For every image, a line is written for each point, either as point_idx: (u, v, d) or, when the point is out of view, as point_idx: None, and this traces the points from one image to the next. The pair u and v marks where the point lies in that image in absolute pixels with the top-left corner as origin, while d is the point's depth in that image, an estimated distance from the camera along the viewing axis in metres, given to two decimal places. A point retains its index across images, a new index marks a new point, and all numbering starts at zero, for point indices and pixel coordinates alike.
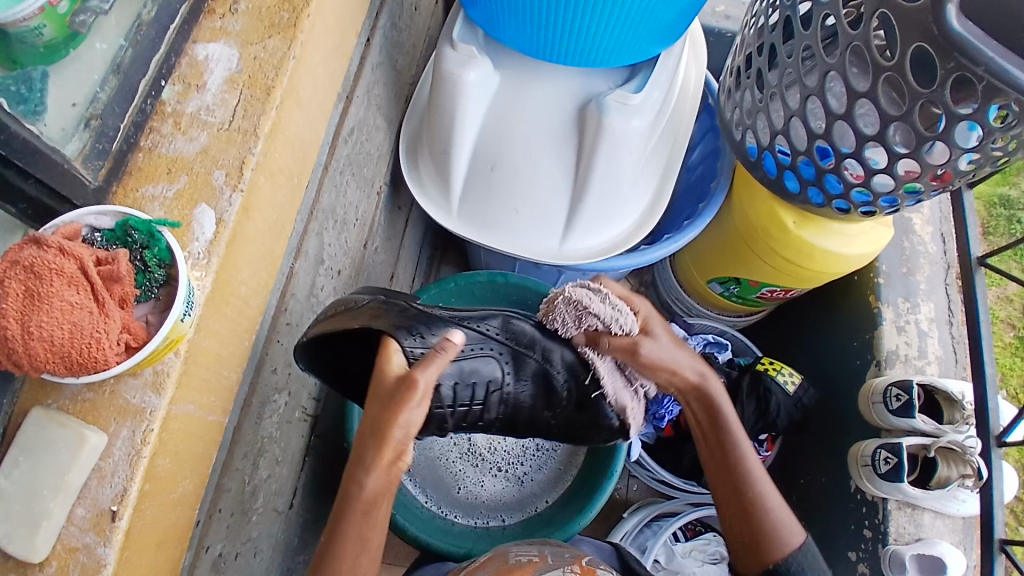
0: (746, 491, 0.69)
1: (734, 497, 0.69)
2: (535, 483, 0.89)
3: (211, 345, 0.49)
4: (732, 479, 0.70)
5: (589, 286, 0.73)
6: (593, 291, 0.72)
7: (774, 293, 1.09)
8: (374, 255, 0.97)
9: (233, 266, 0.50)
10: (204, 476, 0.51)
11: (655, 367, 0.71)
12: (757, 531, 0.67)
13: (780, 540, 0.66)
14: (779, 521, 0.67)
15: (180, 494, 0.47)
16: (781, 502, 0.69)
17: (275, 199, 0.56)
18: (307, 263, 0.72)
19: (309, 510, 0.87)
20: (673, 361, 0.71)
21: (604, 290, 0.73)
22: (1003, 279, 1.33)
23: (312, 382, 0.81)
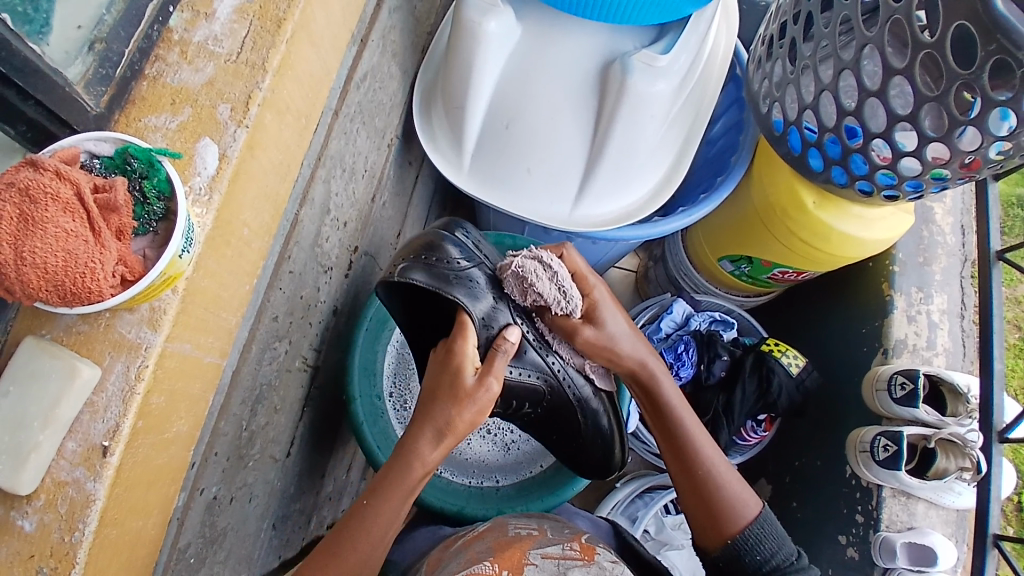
0: (695, 469, 0.70)
1: (684, 474, 0.70)
2: (520, 452, 0.88)
3: (210, 285, 0.47)
4: (681, 455, 0.71)
5: (542, 258, 0.68)
6: (541, 266, 0.68)
7: (786, 274, 1.07)
8: (381, 210, 0.95)
9: (235, 206, 0.49)
10: (200, 418, 0.50)
11: (596, 350, 0.72)
12: (712, 504, 0.68)
13: (733, 510, 0.67)
14: (730, 493, 0.68)
15: (175, 434, 0.47)
16: (732, 473, 0.70)
17: (282, 139, 0.54)
18: (312, 211, 0.70)
19: (307, 459, 0.88)
20: (612, 346, 0.71)
21: (554, 266, 0.68)
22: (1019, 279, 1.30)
23: (313, 333, 0.80)
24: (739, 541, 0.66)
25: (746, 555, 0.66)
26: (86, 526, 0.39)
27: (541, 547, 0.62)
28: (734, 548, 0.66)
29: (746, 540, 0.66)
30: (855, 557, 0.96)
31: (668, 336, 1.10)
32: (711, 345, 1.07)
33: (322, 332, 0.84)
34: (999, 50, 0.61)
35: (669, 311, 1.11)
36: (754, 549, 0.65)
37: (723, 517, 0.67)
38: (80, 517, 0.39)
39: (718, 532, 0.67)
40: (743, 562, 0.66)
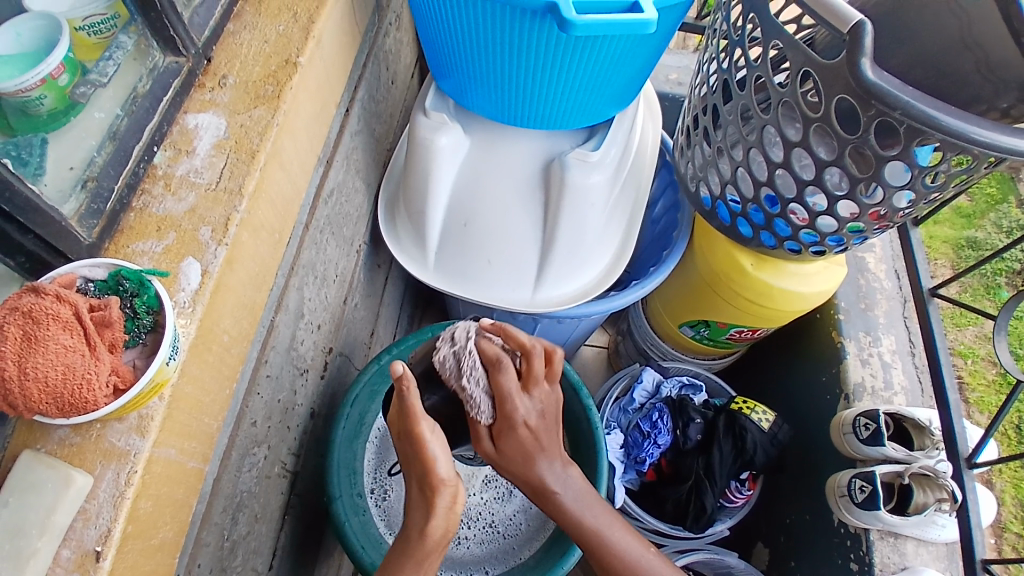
0: (606, 559, 0.71)
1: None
2: (466, 552, 0.86)
3: (193, 389, 0.51)
4: (597, 561, 0.72)
5: (461, 362, 0.65)
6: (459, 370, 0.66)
7: (743, 334, 1.14)
8: (354, 310, 1.00)
9: (216, 314, 0.53)
10: (184, 523, 0.51)
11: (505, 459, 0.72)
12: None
13: None
14: None
15: (160, 540, 0.48)
16: (649, 558, 0.72)
17: (257, 251, 0.59)
18: (288, 316, 0.75)
19: (288, 572, 0.85)
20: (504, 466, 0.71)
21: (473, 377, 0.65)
22: (978, 318, 1.40)
23: (292, 437, 0.82)
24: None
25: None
26: None
27: None
28: None
29: None
30: None
31: (642, 405, 1.14)
32: (683, 409, 1.10)
33: (300, 435, 0.85)
34: (877, 114, 0.72)
35: (640, 380, 1.15)
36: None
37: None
38: None
39: None
40: None
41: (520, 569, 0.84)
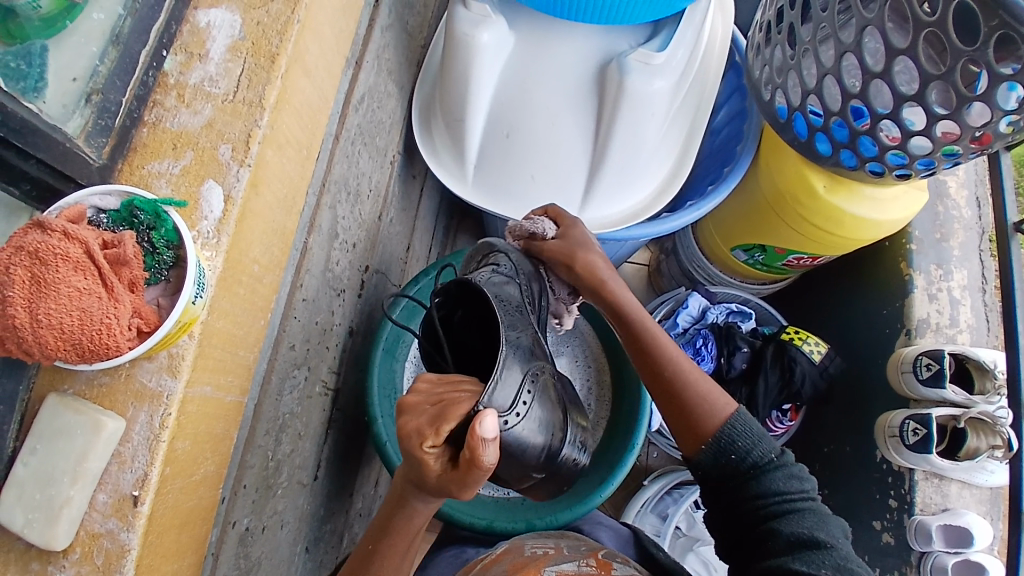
0: (665, 370, 0.70)
1: (656, 378, 0.71)
2: None
3: (223, 325, 0.47)
4: (648, 359, 0.72)
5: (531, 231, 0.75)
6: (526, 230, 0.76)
7: (801, 260, 1.06)
8: (388, 226, 0.95)
9: (242, 242, 0.49)
10: (225, 456, 0.51)
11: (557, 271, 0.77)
12: (687, 405, 0.68)
13: (709, 412, 0.66)
14: (708, 397, 0.67)
15: (203, 475, 0.47)
16: (706, 377, 0.70)
17: (284, 171, 0.54)
18: (321, 237, 0.70)
19: (332, 481, 0.88)
20: (570, 250, 0.75)
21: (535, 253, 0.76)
22: None
23: (331, 355, 0.80)
24: (717, 439, 0.65)
25: (727, 450, 0.64)
26: None
27: (556, 565, 0.62)
28: (712, 450, 0.65)
29: (724, 441, 0.64)
30: (892, 542, 0.94)
31: (685, 331, 1.08)
32: (730, 337, 1.05)
33: (340, 354, 0.84)
34: (1001, 25, 0.60)
35: (685, 305, 1.09)
36: (734, 443, 0.64)
37: (699, 418, 0.66)
38: (115, 568, 0.40)
39: (698, 437, 0.66)
40: (723, 461, 0.64)
41: (557, 493, 0.85)
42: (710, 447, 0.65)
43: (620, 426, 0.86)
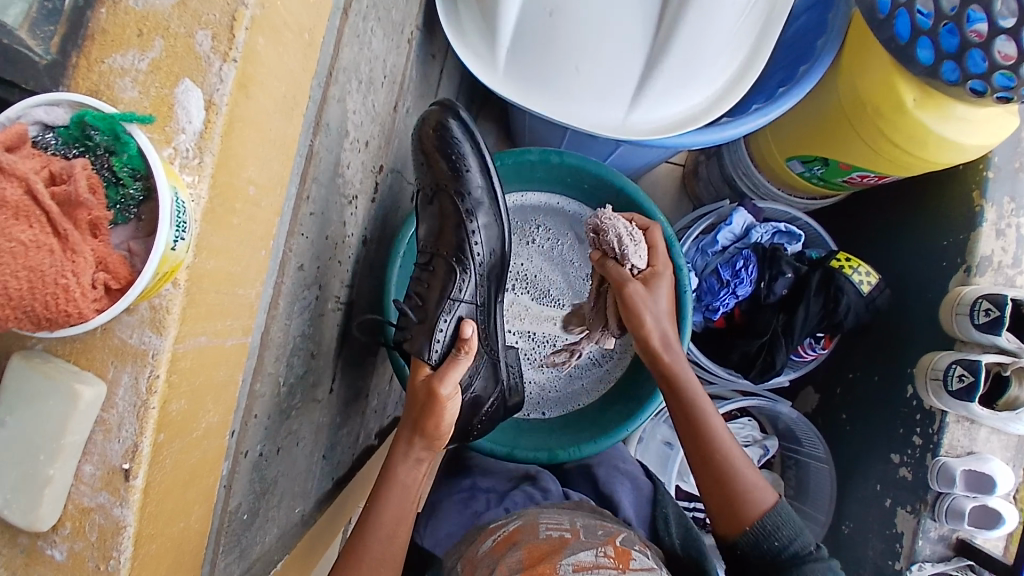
0: (715, 456, 0.68)
1: (705, 467, 0.69)
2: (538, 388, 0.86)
3: (216, 265, 0.39)
4: (698, 444, 0.69)
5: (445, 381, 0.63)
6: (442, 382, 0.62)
7: (866, 178, 0.94)
8: (405, 118, 0.84)
9: (233, 159, 0.39)
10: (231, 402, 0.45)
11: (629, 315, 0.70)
12: (731, 491, 0.67)
13: (755, 501, 0.67)
14: (748, 483, 0.67)
15: (206, 428, 0.43)
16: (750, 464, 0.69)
17: (280, 63, 0.42)
18: (329, 137, 0.60)
19: (347, 391, 0.85)
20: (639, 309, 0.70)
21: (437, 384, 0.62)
22: None
23: (344, 268, 0.73)
24: (758, 526, 0.66)
25: (766, 540, 0.65)
26: (121, 553, 0.36)
27: (574, 556, 0.56)
28: (752, 533, 0.66)
29: (766, 528, 0.65)
30: (909, 476, 0.93)
31: (724, 249, 1.00)
32: (774, 261, 0.96)
33: (353, 265, 0.76)
34: None
35: (728, 222, 1.00)
36: (772, 535, 0.65)
37: (744, 501, 0.67)
38: (111, 544, 0.36)
39: (739, 522, 0.67)
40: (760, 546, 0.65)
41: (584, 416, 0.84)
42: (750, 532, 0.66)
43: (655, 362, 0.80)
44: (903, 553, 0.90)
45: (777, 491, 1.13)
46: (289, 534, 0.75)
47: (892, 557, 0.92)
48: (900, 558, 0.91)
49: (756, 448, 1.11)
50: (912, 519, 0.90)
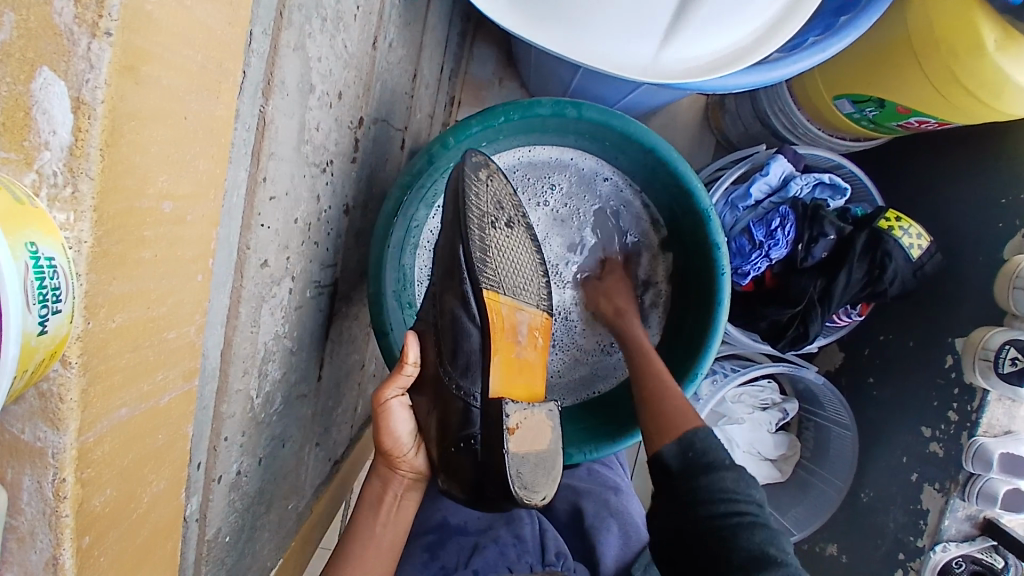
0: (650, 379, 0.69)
1: (639, 388, 0.69)
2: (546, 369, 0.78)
3: (127, 320, 0.30)
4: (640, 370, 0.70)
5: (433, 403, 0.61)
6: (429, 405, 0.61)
7: (923, 124, 0.81)
8: (387, 55, 0.69)
9: (132, 177, 0.28)
10: (175, 456, 0.38)
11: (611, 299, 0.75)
12: (663, 405, 0.66)
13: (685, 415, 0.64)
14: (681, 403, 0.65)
15: (151, 498, 0.37)
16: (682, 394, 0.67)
17: (190, 24, 0.30)
18: (288, 99, 0.47)
19: (337, 372, 0.78)
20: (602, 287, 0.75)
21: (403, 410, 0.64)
22: None
23: (323, 247, 0.62)
24: (687, 437, 0.62)
25: (693, 453, 0.61)
26: None
27: None
28: (681, 437, 0.62)
29: (696, 435, 0.62)
30: (939, 453, 0.86)
31: (757, 204, 0.89)
32: (815, 220, 0.85)
33: (335, 240, 0.65)
34: None
35: (764, 173, 0.87)
36: (701, 440, 0.62)
37: (673, 417, 0.64)
38: None
39: (664, 433, 0.64)
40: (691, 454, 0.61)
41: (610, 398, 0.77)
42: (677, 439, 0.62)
43: (685, 345, 0.72)
44: (928, 530, 0.86)
45: (793, 452, 1.07)
46: (284, 529, 0.70)
47: (914, 532, 0.87)
48: (923, 536, 0.86)
49: (776, 411, 1.04)
50: (939, 498, 0.85)
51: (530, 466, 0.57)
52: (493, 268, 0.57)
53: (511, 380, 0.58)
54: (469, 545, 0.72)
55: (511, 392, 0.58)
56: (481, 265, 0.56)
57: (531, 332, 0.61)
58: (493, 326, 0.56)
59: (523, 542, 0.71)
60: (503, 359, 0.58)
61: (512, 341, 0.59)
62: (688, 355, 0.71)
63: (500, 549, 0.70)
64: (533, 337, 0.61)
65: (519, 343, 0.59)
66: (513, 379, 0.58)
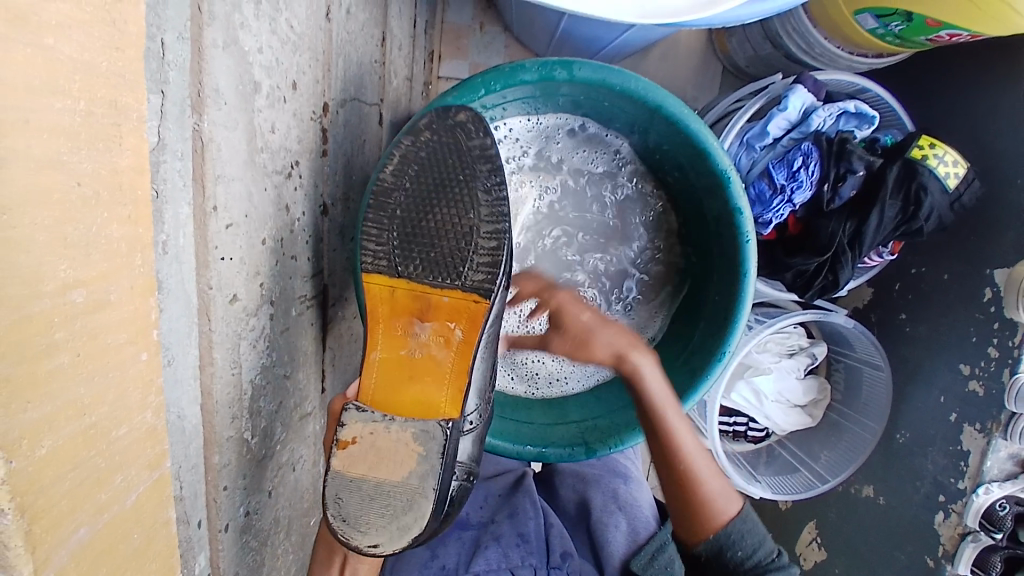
0: (676, 463, 0.61)
1: (665, 467, 0.62)
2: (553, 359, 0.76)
3: (56, 444, 0.26)
4: (665, 444, 0.62)
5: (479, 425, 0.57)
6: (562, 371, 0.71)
7: (956, 37, 0.72)
8: (346, 23, 0.60)
9: (16, 281, 0.23)
10: (150, 548, 0.35)
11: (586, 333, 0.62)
12: (693, 498, 0.61)
13: (716, 509, 0.60)
14: (714, 490, 0.61)
15: None
16: (717, 470, 0.62)
17: (54, 71, 0.24)
18: (228, 108, 0.39)
19: (345, 375, 0.74)
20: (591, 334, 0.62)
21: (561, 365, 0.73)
22: None
23: (302, 257, 0.56)
24: (723, 536, 0.60)
25: (728, 550, 0.60)
26: None
27: None
28: (716, 543, 0.60)
29: (730, 539, 0.60)
30: (979, 392, 0.81)
31: (776, 142, 0.82)
32: (842, 155, 0.77)
33: (315, 244, 0.59)
34: None
35: (781, 107, 0.79)
36: (736, 545, 0.60)
37: (704, 511, 0.60)
38: None
39: (697, 530, 0.61)
40: (723, 556, 0.60)
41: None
42: (711, 542, 0.60)
43: (711, 317, 0.67)
44: (969, 472, 0.82)
45: (823, 396, 1.00)
46: (307, 544, 0.68)
47: (954, 474, 0.83)
48: (964, 478, 0.82)
49: (804, 356, 0.99)
50: (980, 439, 0.81)
51: (364, 495, 0.46)
52: (384, 241, 0.50)
53: (395, 389, 0.50)
54: (470, 540, 0.72)
55: (387, 403, 0.50)
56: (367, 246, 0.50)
57: (437, 328, 0.50)
58: (377, 315, 0.51)
59: (527, 542, 0.69)
60: (388, 357, 0.51)
61: (404, 334, 0.51)
62: (712, 337, 0.65)
63: (503, 549, 0.68)
64: (440, 334, 0.50)
65: (416, 338, 0.50)
66: (401, 386, 0.50)
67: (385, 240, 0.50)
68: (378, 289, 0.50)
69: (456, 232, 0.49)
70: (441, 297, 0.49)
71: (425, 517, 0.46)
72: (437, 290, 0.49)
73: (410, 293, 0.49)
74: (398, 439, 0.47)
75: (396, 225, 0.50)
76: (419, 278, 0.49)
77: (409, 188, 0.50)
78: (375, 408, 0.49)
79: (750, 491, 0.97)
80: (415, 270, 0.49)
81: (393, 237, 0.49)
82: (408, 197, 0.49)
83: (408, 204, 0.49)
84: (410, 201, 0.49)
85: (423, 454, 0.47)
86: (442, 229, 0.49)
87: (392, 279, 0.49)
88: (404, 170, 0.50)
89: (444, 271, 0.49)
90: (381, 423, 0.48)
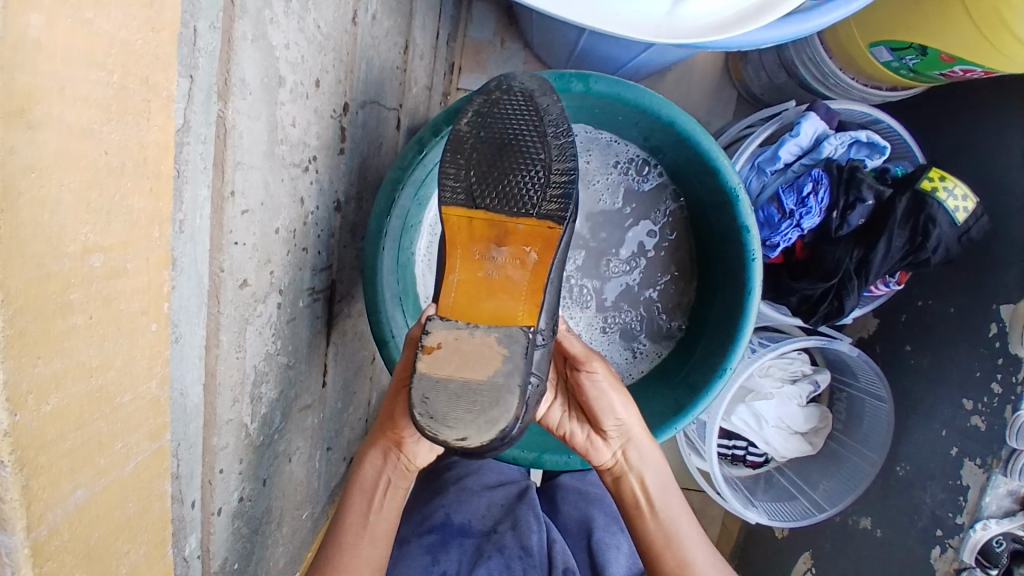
0: (686, 558, 0.63)
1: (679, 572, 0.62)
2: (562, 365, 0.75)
3: (63, 403, 0.27)
4: (675, 543, 0.63)
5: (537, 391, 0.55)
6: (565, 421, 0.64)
7: (970, 73, 0.72)
8: (371, 28, 0.62)
9: (40, 239, 0.24)
10: (142, 519, 0.36)
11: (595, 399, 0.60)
12: None
13: None
14: None
15: (131, 569, 0.35)
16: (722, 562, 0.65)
17: (92, 44, 0.25)
18: (252, 100, 0.41)
19: (347, 373, 0.74)
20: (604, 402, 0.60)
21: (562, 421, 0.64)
22: None
23: (313, 251, 0.57)
24: None
25: None
26: None
27: None
28: None
29: None
30: (981, 428, 0.80)
31: (786, 167, 0.83)
32: (851, 183, 0.77)
33: (327, 239, 0.60)
34: None
35: (794, 133, 0.80)
36: None
37: None
38: None
39: None
40: None
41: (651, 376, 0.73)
42: None
43: (714, 333, 0.67)
44: (967, 507, 0.80)
45: (824, 424, 1.01)
46: (298, 537, 0.69)
47: (953, 509, 0.81)
48: (962, 513, 0.80)
49: (807, 383, 0.98)
50: (980, 474, 0.79)
51: (450, 394, 0.46)
52: (464, 178, 0.52)
53: (473, 303, 0.50)
54: (472, 549, 0.75)
55: (464, 315, 0.49)
56: (445, 179, 0.52)
57: (513, 251, 0.50)
58: (456, 240, 0.51)
59: (529, 555, 0.73)
60: (464, 280, 0.50)
61: (481, 258, 0.50)
62: (713, 353, 0.65)
63: (506, 560, 0.73)
64: (516, 256, 0.50)
65: (493, 261, 0.50)
66: (477, 301, 0.50)
67: (463, 175, 0.52)
68: (456, 219, 0.51)
69: (530, 168, 0.51)
70: (515, 224, 0.50)
71: (511, 412, 0.45)
72: (511, 218, 0.50)
73: (487, 222, 0.51)
74: (482, 342, 0.47)
75: (475, 164, 0.52)
76: (496, 208, 0.51)
77: (483, 136, 0.53)
78: (456, 319, 0.49)
79: (745, 515, 0.95)
80: (492, 201, 0.51)
81: (474, 173, 0.52)
82: (484, 138, 0.53)
83: (484, 145, 0.52)
84: (489, 143, 0.52)
85: (506, 355, 0.47)
86: (522, 165, 0.51)
87: (469, 210, 0.51)
88: (484, 115, 0.54)
89: (517, 202, 0.50)
90: (464, 330, 0.48)
